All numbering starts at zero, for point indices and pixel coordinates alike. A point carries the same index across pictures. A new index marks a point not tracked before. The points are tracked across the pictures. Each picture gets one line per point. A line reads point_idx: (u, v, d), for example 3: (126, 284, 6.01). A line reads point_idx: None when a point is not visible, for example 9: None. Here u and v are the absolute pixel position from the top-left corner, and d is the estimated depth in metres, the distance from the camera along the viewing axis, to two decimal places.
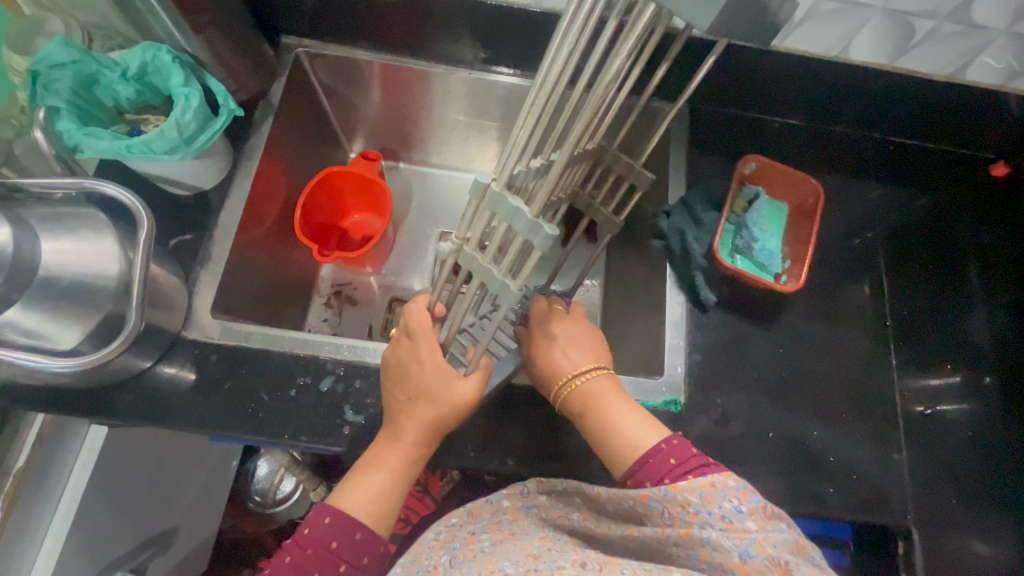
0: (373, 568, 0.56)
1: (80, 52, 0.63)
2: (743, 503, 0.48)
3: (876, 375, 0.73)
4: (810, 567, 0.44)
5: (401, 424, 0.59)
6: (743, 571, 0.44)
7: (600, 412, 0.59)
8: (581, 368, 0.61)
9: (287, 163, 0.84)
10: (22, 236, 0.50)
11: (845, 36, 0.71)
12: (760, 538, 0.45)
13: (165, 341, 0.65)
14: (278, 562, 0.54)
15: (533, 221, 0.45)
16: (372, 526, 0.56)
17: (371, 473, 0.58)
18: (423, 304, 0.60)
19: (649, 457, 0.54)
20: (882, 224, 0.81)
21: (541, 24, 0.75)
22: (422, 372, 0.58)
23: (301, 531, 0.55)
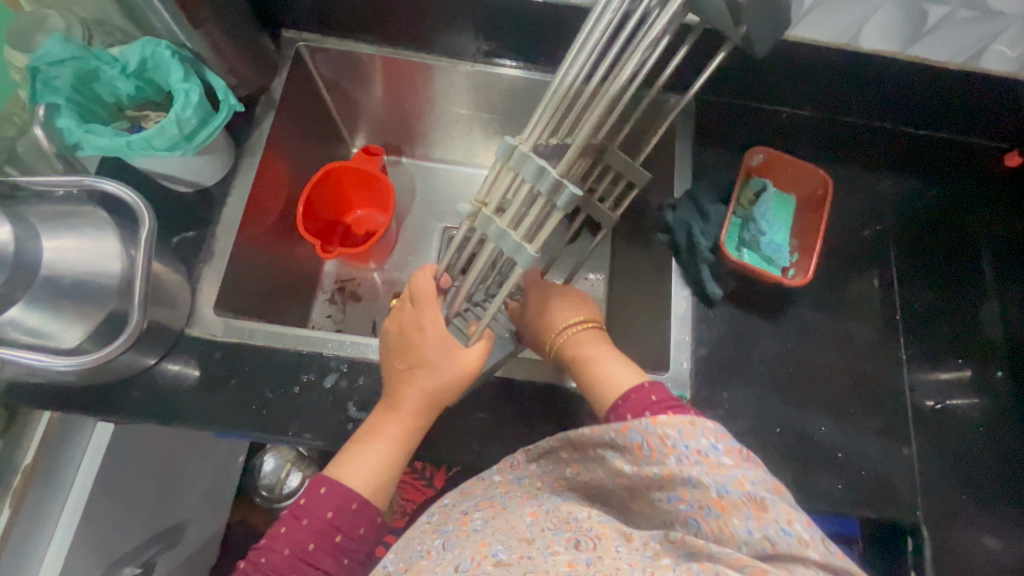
0: (370, 540, 0.56)
1: (79, 48, 0.63)
2: (720, 441, 0.46)
3: (886, 370, 0.72)
4: (787, 504, 0.44)
5: (400, 394, 0.58)
6: (720, 507, 0.44)
7: (586, 357, 0.59)
8: (570, 318, 0.62)
9: (289, 159, 0.83)
10: (22, 234, 0.49)
11: (856, 23, 0.69)
12: (738, 475, 0.45)
13: (169, 338, 0.65)
14: (274, 533, 0.54)
15: (558, 181, 0.45)
16: (368, 497, 0.56)
17: (369, 443, 0.58)
18: (428, 274, 0.61)
19: (630, 393, 0.54)
20: (893, 215, 0.79)
21: (544, 15, 0.74)
22: (423, 338, 0.58)
23: (297, 502, 0.55)
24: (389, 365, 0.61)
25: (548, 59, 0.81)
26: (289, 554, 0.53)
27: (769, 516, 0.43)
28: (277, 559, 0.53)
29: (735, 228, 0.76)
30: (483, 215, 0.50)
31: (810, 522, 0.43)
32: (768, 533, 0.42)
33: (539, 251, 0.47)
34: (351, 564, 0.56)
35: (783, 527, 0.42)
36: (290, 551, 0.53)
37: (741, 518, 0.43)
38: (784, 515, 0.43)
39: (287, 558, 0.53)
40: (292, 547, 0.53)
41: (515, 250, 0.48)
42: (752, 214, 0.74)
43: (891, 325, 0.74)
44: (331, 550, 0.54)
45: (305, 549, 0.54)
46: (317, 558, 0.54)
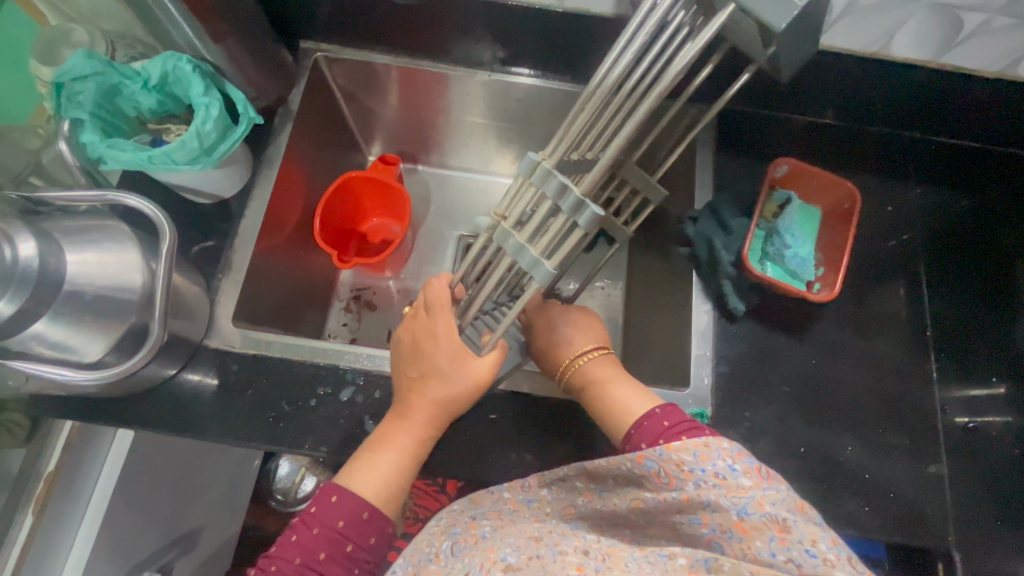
0: (379, 551, 0.55)
1: (102, 64, 0.63)
2: (737, 462, 0.45)
3: (915, 388, 0.70)
4: (811, 525, 0.42)
5: (411, 403, 0.58)
6: (742, 530, 0.42)
7: (599, 389, 0.58)
8: (580, 348, 0.62)
9: (307, 169, 0.84)
10: (46, 250, 0.50)
11: (886, 32, 0.66)
12: (758, 496, 0.43)
13: (188, 349, 0.65)
14: (284, 541, 0.53)
15: (579, 200, 0.45)
16: (379, 506, 0.55)
17: (377, 451, 0.57)
18: (440, 284, 0.60)
19: (643, 419, 0.53)
20: (923, 226, 0.77)
21: (561, 24, 0.73)
22: (435, 348, 0.57)
23: (307, 509, 0.54)
24: (399, 374, 0.60)
25: (566, 67, 0.79)
26: (299, 563, 0.52)
27: (792, 537, 0.41)
28: (288, 568, 0.51)
29: (758, 241, 0.74)
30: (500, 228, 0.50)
31: (836, 542, 0.41)
32: (792, 556, 0.40)
33: (556, 267, 0.47)
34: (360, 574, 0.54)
35: (808, 549, 0.40)
36: (302, 560, 0.52)
37: (764, 540, 0.41)
38: (806, 535, 0.41)
39: (298, 567, 0.52)
40: (304, 556, 0.52)
41: (532, 267, 0.48)
42: (775, 227, 0.73)
43: (919, 341, 0.72)
44: (342, 560, 0.53)
45: (316, 559, 0.52)
46: (328, 567, 0.52)
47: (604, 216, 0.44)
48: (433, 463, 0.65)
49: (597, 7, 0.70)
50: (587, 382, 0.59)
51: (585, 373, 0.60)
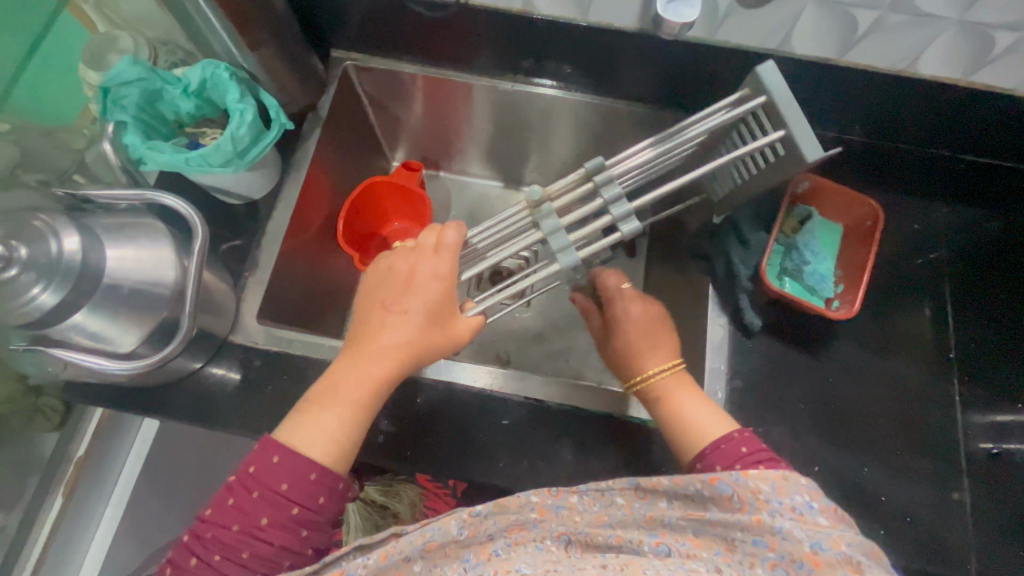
0: (330, 510, 0.51)
1: (146, 70, 0.67)
2: (813, 499, 0.46)
3: (936, 412, 0.68)
4: (882, 571, 0.42)
5: (377, 345, 0.53)
6: (815, 563, 0.41)
7: (674, 403, 0.59)
8: (655, 368, 0.62)
9: (333, 173, 0.86)
10: (89, 244, 0.53)
11: (915, 49, 0.65)
12: (835, 534, 0.43)
13: (214, 344, 0.68)
14: (220, 505, 0.49)
15: (630, 212, 0.56)
16: (329, 466, 0.50)
17: (329, 401, 0.52)
18: (458, 231, 0.57)
19: (720, 442, 0.54)
20: (949, 244, 0.75)
21: (585, 37, 0.74)
22: (425, 286, 0.55)
23: (246, 469, 0.50)
24: (373, 306, 0.56)
25: (589, 80, 0.81)
26: (237, 530, 0.47)
27: None
28: (224, 536, 0.47)
29: (777, 255, 0.74)
30: (546, 208, 0.58)
31: None
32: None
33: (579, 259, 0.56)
34: (311, 536, 0.50)
35: None
36: (239, 526, 0.48)
37: None
38: None
39: (235, 535, 0.47)
40: (242, 522, 0.48)
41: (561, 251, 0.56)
42: (794, 243, 0.72)
43: (942, 364, 0.70)
44: (287, 525, 0.48)
45: (257, 524, 0.48)
46: (270, 535, 0.48)
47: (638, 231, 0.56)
48: (443, 464, 0.66)
49: (620, 22, 0.71)
50: (663, 393, 0.60)
51: (660, 385, 0.61)
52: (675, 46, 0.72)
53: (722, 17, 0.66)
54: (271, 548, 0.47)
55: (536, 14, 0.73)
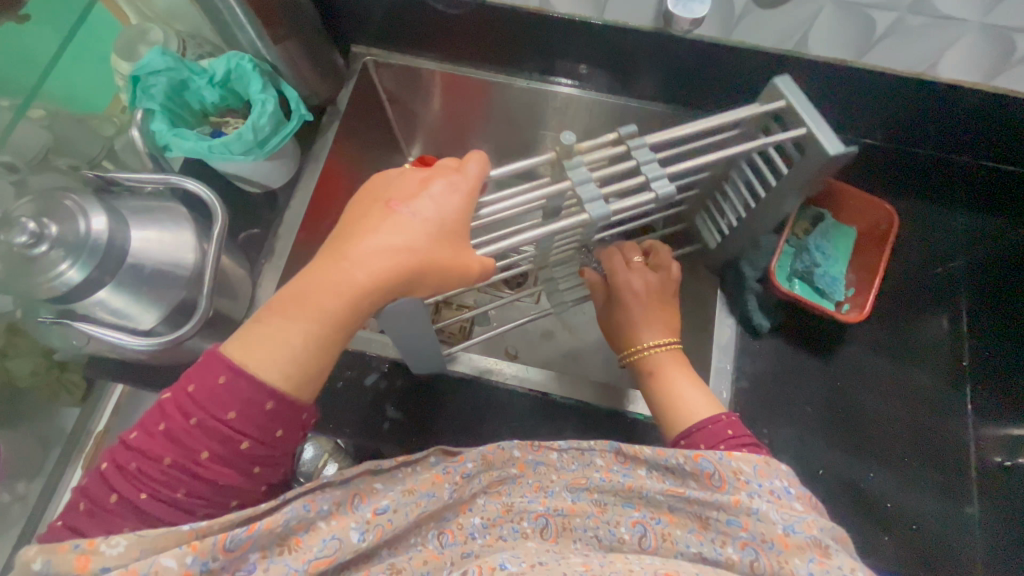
0: (286, 444, 0.46)
1: (174, 60, 0.69)
2: (792, 485, 0.47)
3: (946, 421, 0.67)
4: (851, 558, 0.42)
5: (367, 252, 0.46)
6: (784, 543, 0.43)
7: (665, 379, 0.60)
8: (653, 342, 0.62)
9: (351, 166, 0.88)
10: (115, 225, 0.55)
11: (934, 52, 0.64)
12: (808, 519, 0.44)
13: (230, 327, 0.70)
14: (150, 433, 0.43)
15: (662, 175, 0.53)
16: (288, 394, 0.44)
17: (295, 308, 0.45)
18: (483, 162, 0.52)
19: (706, 424, 0.54)
20: (964, 254, 0.74)
21: (600, 35, 0.75)
22: (440, 196, 0.49)
23: (183, 391, 0.43)
24: (369, 209, 0.49)
25: (604, 79, 0.81)
26: (170, 464, 0.42)
27: (833, 563, 0.41)
28: (154, 469, 0.42)
29: (788, 257, 0.74)
30: (578, 159, 0.54)
31: None
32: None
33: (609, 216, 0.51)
34: (261, 473, 0.45)
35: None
36: (172, 460, 0.42)
37: (803, 560, 0.42)
38: (848, 563, 0.41)
39: (167, 469, 0.42)
40: (176, 455, 0.42)
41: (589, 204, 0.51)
42: (805, 244, 0.73)
43: (954, 374, 0.69)
44: (233, 459, 0.43)
45: (195, 459, 0.42)
46: (212, 470, 0.42)
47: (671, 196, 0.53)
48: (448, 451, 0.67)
49: (636, 22, 0.72)
50: (654, 368, 0.61)
51: (652, 360, 0.61)
52: (690, 46, 0.72)
53: (738, 18, 0.66)
54: (213, 487, 0.43)
55: (552, 13, 0.74)
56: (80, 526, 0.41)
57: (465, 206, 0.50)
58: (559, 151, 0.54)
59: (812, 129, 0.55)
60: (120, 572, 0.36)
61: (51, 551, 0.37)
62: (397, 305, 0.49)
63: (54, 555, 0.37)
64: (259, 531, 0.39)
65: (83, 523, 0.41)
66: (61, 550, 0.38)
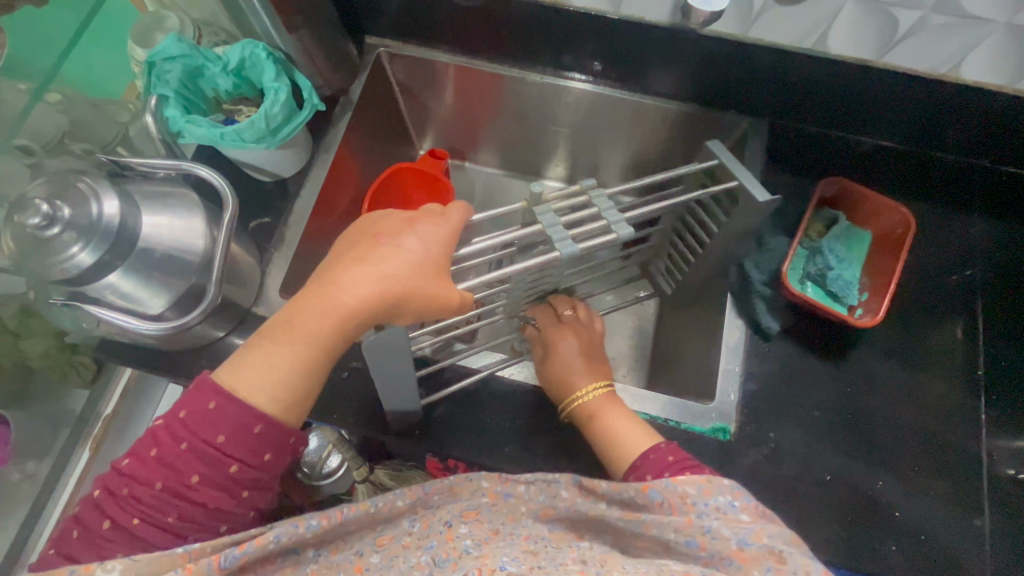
0: (275, 468, 0.47)
1: (189, 47, 0.70)
2: (737, 498, 0.48)
3: (959, 429, 0.66)
4: (806, 559, 0.44)
5: (352, 279, 0.46)
6: (741, 558, 0.44)
7: (605, 422, 0.60)
8: (585, 388, 0.63)
9: (361, 156, 0.88)
10: (127, 210, 0.55)
11: (958, 53, 0.63)
12: (757, 528, 0.46)
13: (238, 314, 0.70)
14: (141, 458, 0.44)
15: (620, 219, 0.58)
16: (276, 418, 0.46)
17: (285, 335, 0.46)
18: (464, 211, 0.53)
19: (649, 453, 0.56)
20: (982, 260, 0.73)
21: (615, 30, 0.74)
22: (425, 229, 0.50)
23: (173, 418, 0.45)
24: (358, 240, 0.50)
25: (618, 75, 0.81)
26: (161, 488, 0.43)
27: (788, 568, 0.43)
28: (145, 494, 0.43)
29: (801, 259, 0.74)
30: (544, 207, 0.59)
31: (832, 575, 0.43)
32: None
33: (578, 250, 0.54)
34: (251, 497, 0.46)
35: None
36: (163, 485, 0.43)
37: (761, 571, 0.43)
38: (802, 566, 0.42)
39: (159, 494, 0.43)
40: (167, 479, 0.43)
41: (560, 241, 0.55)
42: (819, 247, 0.73)
43: (968, 382, 0.68)
44: (223, 482, 0.44)
45: (186, 483, 0.44)
46: (203, 493, 0.44)
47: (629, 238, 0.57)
48: (451, 444, 0.66)
49: (653, 16, 0.71)
50: (595, 410, 0.61)
51: (591, 404, 0.62)
52: (706, 42, 0.71)
53: (757, 14, 0.65)
54: (203, 509, 0.44)
55: (568, 6, 0.73)
56: (74, 553, 0.42)
57: (448, 243, 0.50)
58: (529, 199, 0.61)
59: (742, 181, 0.61)
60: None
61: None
62: (375, 335, 0.46)
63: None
64: (251, 547, 0.42)
65: (77, 550, 0.43)
66: None
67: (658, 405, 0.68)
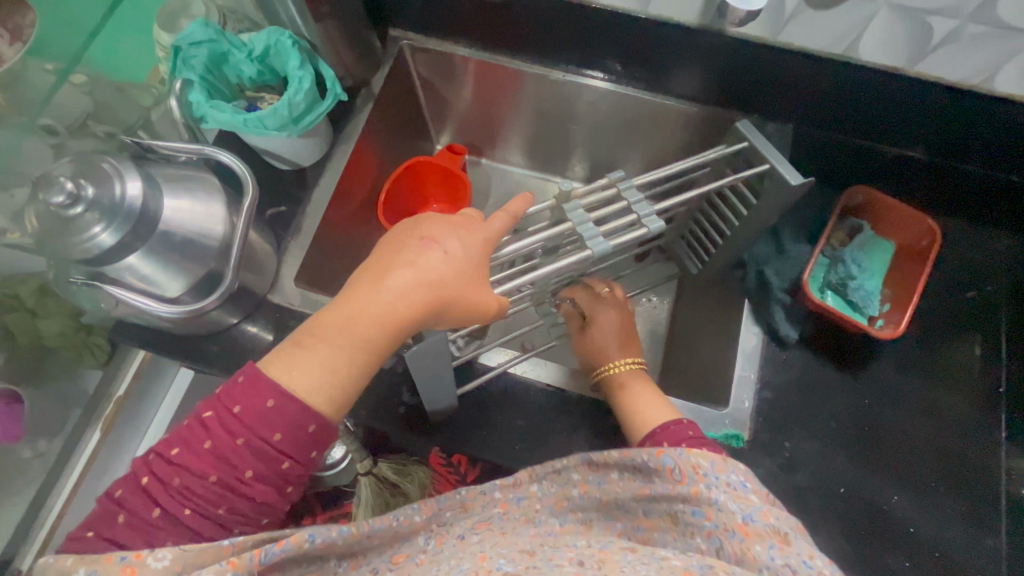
0: (319, 467, 0.47)
1: (216, 32, 0.70)
2: (748, 480, 0.47)
3: (976, 448, 0.65)
4: (811, 546, 0.42)
5: (402, 281, 0.47)
6: (745, 532, 0.43)
7: (631, 394, 0.61)
8: (618, 360, 0.63)
9: (380, 149, 0.88)
10: (149, 192, 0.56)
11: (992, 63, 0.61)
12: (765, 508, 0.44)
13: (253, 301, 0.70)
14: (193, 450, 0.42)
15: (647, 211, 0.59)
16: (329, 419, 0.46)
17: (340, 334, 0.46)
18: (506, 221, 0.53)
19: (670, 424, 0.56)
20: (1005, 277, 0.72)
21: (641, 29, 0.73)
22: (469, 233, 0.51)
23: (226, 409, 0.43)
24: (399, 239, 0.50)
25: (641, 75, 0.80)
26: (214, 482, 0.42)
27: (793, 549, 0.41)
28: (198, 486, 0.42)
29: (821, 268, 0.73)
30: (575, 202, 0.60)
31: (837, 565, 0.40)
32: (790, 561, 0.40)
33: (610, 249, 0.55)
34: (293, 492, 0.47)
35: (807, 562, 0.40)
36: (217, 478, 0.42)
37: (765, 546, 0.41)
38: (806, 549, 0.41)
39: (211, 486, 0.42)
40: (222, 472, 0.42)
41: (592, 237, 0.56)
42: (841, 256, 0.72)
43: (988, 400, 0.67)
44: (274, 478, 0.44)
45: (240, 477, 0.43)
46: (254, 489, 0.43)
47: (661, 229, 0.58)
48: (462, 438, 0.66)
49: (681, 16, 0.70)
50: (623, 382, 0.62)
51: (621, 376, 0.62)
52: (734, 44, 0.70)
53: (788, 18, 0.64)
54: (252, 504, 0.44)
55: (594, 4, 0.72)
56: (120, 540, 0.41)
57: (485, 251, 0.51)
58: (557, 197, 0.61)
59: (774, 163, 0.62)
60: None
61: (95, 562, 0.37)
62: (418, 346, 0.49)
63: (99, 566, 0.37)
64: (289, 545, 0.41)
65: (121, 536, 0.41)
66: (108, 561, 0.37)
67: (670, 408, 0.67)
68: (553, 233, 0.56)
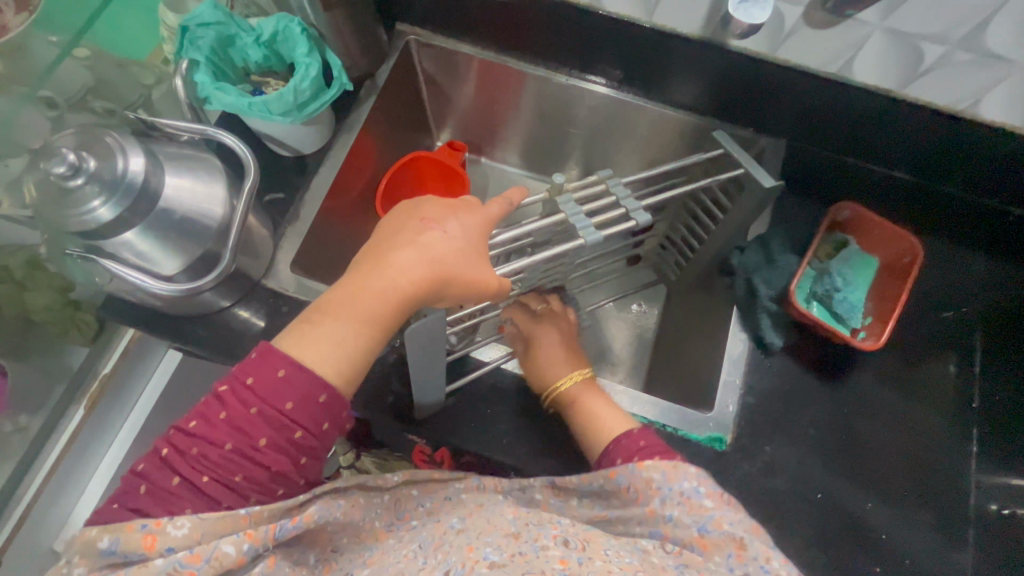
0: (330, 439, 0.47)
1: (224, 15, 0.70)
2: (702, 485, 0.50)
3: (948, 462, 0.67)
4: (765, 544, 0.46)
5: (400, 259, 0.48)
6: (703, 545, 0.47)
7: (582, 407, 0.62)
8: (561, 376, 0.65)
9: (381, 141, 0.88)
10: (151, 169, 0.56)
11: (977, 90, 0.64)
12: (719, 515, 0.48)
13: (247, 285, 0.70)
14: (210, 420, 0.42)
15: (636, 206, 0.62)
16: (339, 390, 0.46)
17: (345, 309, 0.47)
18: (503, 208, 0.54)
19: (621, 437, 0.56)
20: (982, 297, 0.74)
21: (644, 37, 0.74)
22: (465, 214, 0.52)
23: (240, 382, 0.44)
24: (399, 221, 0.52)
25: (643, 83, 0.82)
26: (229, 450, 0.42)
27: (748, 555, 0.46)
28: (215, 455, 0.42)
29: (807, 279, 0.75)
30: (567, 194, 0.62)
31: (788, 561, 0.46)
32: (746, 570, 0.45)
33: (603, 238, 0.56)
34: (307, 464, 0.46)
35: (762, 566, 0.45)
36: (233, 446, 0.42)
37: (722, 556, 0.46)
38: (760, 553, 0.45)
39: (228, 455, 0.42)
40: (237, 440, 0.42)
41: (585, 229, 0.57)
42: (827, 269, 0.74)
43: (960, 416, 0.69)
44: (286, 448, 0.44)
45: (254, 446, 0.43)
46: (267, 458, 0.43)
47: (649, 223, 0.60)
48: (449, 431, 0.66)
49: (684, 28, 0.72)
50: (574, 396, 0.63)
51: (572, 390, 0.64)
52: (734, 57, 0.72)
53: (787, 34, 0.66)
54: (266, 473, 0.43)
55: (600, 10, 0.74)
56: (142, 508, 0.41)
57: (485, 232, 0.52)
58: (551, 189, 0.64)
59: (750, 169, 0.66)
60: (187, 557, 0.39)
61: (119, 531, 0.39)
62: (420, 321, 0.47)
63: (121, 534, 0.39)
64: (302, 521, 0.44)
65: (145, 505, 0.41)
66: (131, 529, 0.39)
67: (657, 410, 0.68)
68: (544, 224, 0.58)
